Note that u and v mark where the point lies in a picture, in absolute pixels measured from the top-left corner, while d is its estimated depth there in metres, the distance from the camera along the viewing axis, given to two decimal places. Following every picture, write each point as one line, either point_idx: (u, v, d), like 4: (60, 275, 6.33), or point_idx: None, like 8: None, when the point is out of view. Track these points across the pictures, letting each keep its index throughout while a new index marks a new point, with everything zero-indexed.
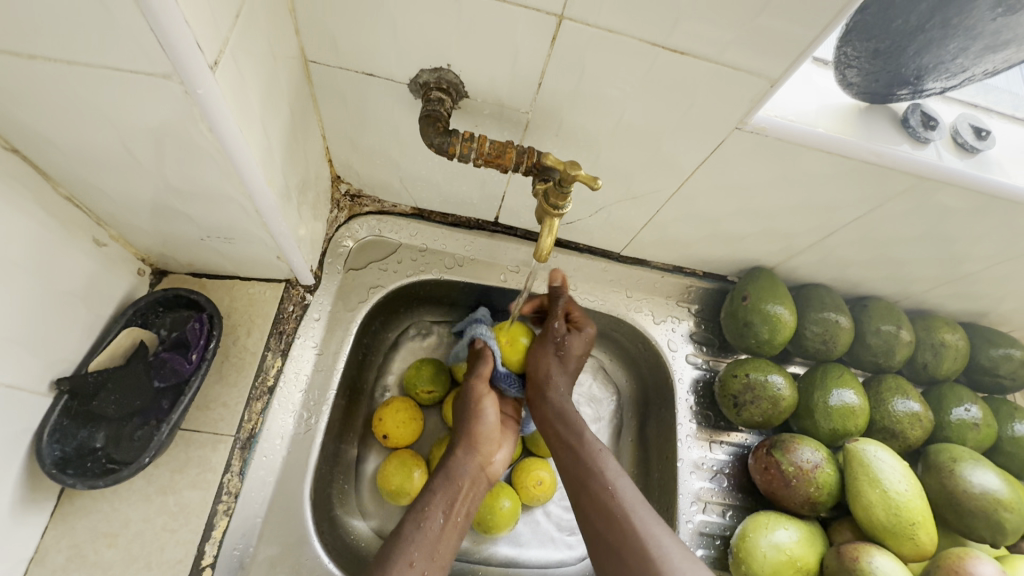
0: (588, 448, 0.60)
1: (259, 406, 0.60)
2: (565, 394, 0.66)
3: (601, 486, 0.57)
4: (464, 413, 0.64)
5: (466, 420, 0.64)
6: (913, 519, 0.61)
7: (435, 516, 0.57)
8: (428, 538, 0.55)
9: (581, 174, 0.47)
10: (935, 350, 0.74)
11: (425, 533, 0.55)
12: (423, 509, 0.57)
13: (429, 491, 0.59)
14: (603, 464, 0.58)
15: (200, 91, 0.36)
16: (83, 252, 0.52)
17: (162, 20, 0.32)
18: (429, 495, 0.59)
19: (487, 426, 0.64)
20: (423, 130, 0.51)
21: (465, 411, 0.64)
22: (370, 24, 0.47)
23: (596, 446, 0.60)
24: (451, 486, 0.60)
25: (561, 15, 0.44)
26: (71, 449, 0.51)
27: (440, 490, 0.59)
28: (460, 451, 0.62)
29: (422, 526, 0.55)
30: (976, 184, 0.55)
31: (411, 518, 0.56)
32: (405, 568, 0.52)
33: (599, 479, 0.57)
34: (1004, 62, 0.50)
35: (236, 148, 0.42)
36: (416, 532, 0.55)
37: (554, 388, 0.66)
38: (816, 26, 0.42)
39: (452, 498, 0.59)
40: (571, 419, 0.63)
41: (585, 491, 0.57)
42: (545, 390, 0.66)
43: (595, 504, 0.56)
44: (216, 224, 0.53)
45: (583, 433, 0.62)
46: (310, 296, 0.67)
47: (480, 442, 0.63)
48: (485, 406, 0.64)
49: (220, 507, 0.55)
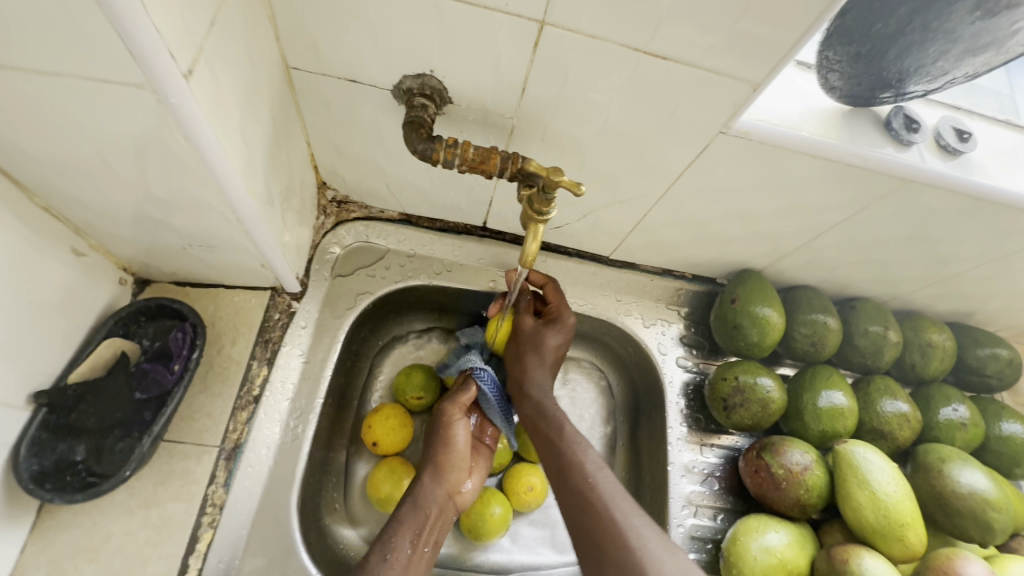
0: (568, 439, 0.57)
1: (245, 415, 0.59)
2: (546, 383, 0.62)
3: (582, 477, 0.53)
4: (435, 439, 0.63)
5: (436, 446, 0.62)
6: (902, 521, 0.61)
7: (403, 544, 0.55)
8: (394, 570, 0.53)
9: (564, 180, 0.47)
10: (922, 350, 0.75)
11: (393, 565, 0.53)
12: (389, 540, 0.55)
13: (395, 521, 0.57)
14: (586, 458, 0.55)
15: (173, 100, 0.36)
16: (61, 263, 0.51)
17: (131, 29, 0.31)
18: (395, 524, 0.57)
19: (460, 456, 0.62)
20: (407, 136, 0.51)
21: (435, 435, 0.63)
22: (351, 31, 0.47)
23: (574, 437, 0.57)
24: (419, 514, 0.58)
25: (543, 20, 0.44)
26: (49, 463, 0.50)
27: (406, 519, 0.57)
28: (426, 479, 0.61)
29: (388, 559, 0.53)
30: (959, 186, 0.56)
31: (378, 549, 0.54)
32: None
33: (580, 474, 0.53)
34: (984, 65, 0.50)
35: (214, 158, 0.42)
36: (382, 564, 0.53)
37: (536, 385, 0.62)
38: (795, 31, 0.42)
39: (419, 527, 0.57)
40: (549, 412, 0.60)
41: (566, 473, 0.54)
42: (524, 386, 0.63)
43: (574, 491, 0.52)
44: (197, 232, 0.52)
45: (563, 426, 0.58)
46: (296, 303, 0.66)
47: (451, 469, 0.61)
48: (457, 432, 0.62)
49: (204, 519, 0.55)
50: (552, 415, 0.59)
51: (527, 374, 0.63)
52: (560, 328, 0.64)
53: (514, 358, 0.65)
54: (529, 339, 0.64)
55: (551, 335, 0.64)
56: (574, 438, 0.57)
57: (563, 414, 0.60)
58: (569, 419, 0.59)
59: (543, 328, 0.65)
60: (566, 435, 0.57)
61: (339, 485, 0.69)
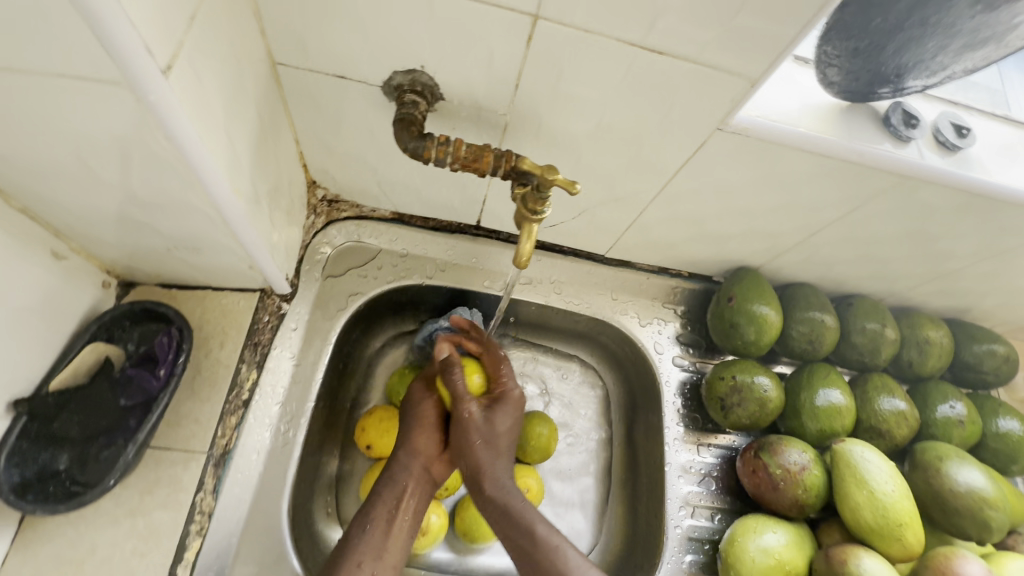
0: (540, 544, 0.52)
1: (234, 421, 0.58)
2: (507, 475, 0.58)
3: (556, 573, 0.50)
4: (405, 417, 0.62)
5: (407, 421, 0.61)
6: (900, 520, 0.60)
7: (381, 514, 0.54)
8: (374, 537, 0.53)
9: (559, 179, 0.46)
10: (920, 347, 0.74)
11: (372, 534, 0.53)
12: (366, 513, 0.54)
13: (374, 493, 0.56)
14: (564, 559, 0.51)
15: (152, 97, 0.35)
16: (41, 266, 0.50)
17: (104, 24, 0.30)
18: (374, 498, 0.56)
19: (424, 427, 0.60)
20: (397, 134, 0.49)
21: (404, 417, 0.62)
22: (338, 25, 0.46)
23: (546, 532, 0.53)
24: (395, 486, 0.57)
25: (536, 15, 0.43)
26: (32, 473, 0.49)
27: (384, 492, 0.56)
28: (400, 454, 0.59)
29: (367, 529, 0.53)
30: (957, 183, 0.55)
31: (355, 522, 0.54)
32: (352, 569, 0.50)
33: (557, 559, 0.51)
34: (983, 60, 0.50)
35: (197, 157, 0.40)
36: (361, 536, 0.52)
37: (495, 482, 0.57)
38: (795, 25, 0.41)
39: (397, 499, 0.56)
40: (514, 508, 0.55)
41: (538, 567, 0.51)
42: (481, 481, 0.57)
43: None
44: (182, 234, 0.51)
45: (532, 526, 0.54)
46: (287, 304, 0.65)
47: (423, 440, 0.59)
48: (428, 412, 0.61)
49: (193, 527, 0.53)
50: (513, 510, 0.55)
51: (483, 465, 0.57)
52: (507, 407, 0.60)
53: (464, 446, 0.58)
54: (480, 430, 0.58)
55: (502, 418, 0.59)
56: (552, 530, 0.53)
57: (532, 512, 0.55)
58: (536, 514, 0.55)
59: (494, 410, 0.59)
60: (538, 540, 0.53)
61: (332, 489, 0.68)
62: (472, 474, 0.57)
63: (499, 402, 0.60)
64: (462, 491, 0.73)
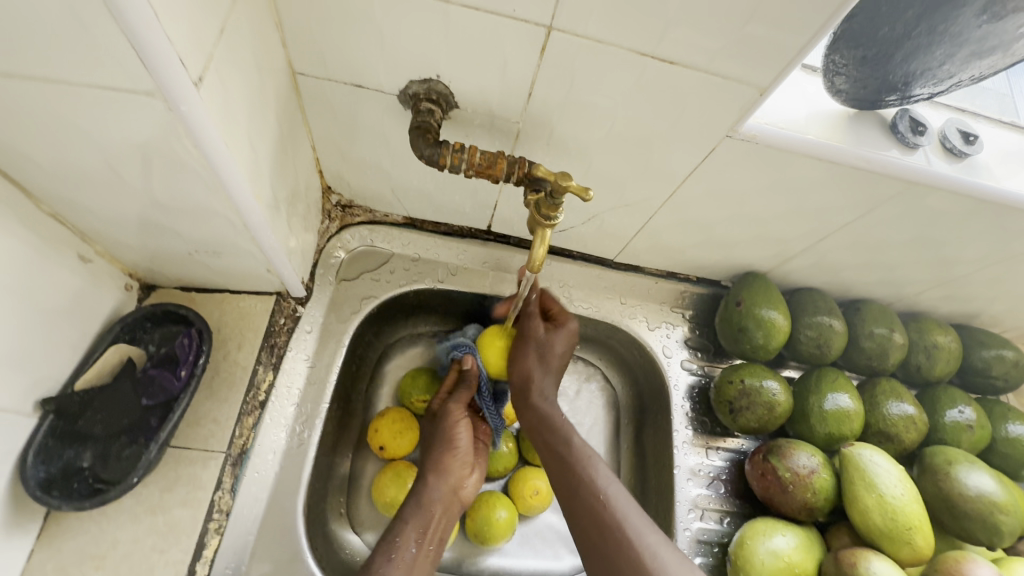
0: (576, 451, 0.59)
1: (251, 421, 0.59)
2: (551, 397, 0.64)
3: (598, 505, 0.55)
4: (437, 439, 0.64)
5: (435, 445, 0.63)
6: (910, 524, 0.61)
7: (408, 542, 0.55)
8: (400, 569, 0.52)
9: (572, 185, 0.47)
10: (928, 352, 0.75)
11: (397, 565, 0.53)
12: (393, 539, 0.55)
13: (399, 521, 0.57)
14: (613, 505, 0.54)
15: (184, 107, 0.36)
16: (68, 269, 0.51)
17: (143, 39, 0.31)
18: (400, 524, 0.56)
19: (456, 449, 0.63)
20: (414, 141, 0.51)
21: (436, 437, 0.64)
22: (358, 36, 0.47)
23: (584, 453, 0.59)
24: (423, 513, 0.58)
25: (550, 26, 0.44)
26: (56, 470, 0.50)
27: (411, 518, 0.57)
28: (428, 477, 0.61)
29: (393, 559, 0.53)
30: (964, 189, 0.56)
31: (382, 550, 0.54)
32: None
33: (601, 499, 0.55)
34: (989, 68, 0.50)
35: (222, 164, 0.42)
36: (388, 564, 0.52)
37: (541, 394, 0.63)
38: (804, 35, 0.42)
39: (425, 524, 0.57)
40: (556, 422, 0.62)
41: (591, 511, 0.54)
42: (527, 391, 0.63)
43: (590, 513, 0.55)
44: (204, 239, 0.52)
45: (570, 438, 0.61)
46: (302, 308, 0.66)
47: (455, 466, 0.62)
48: (461, 432, 0.64)
49: (211, 525, 0.54)
50: (571, 449, 0.60)
51: (530, 380, 0.63)
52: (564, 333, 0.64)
53: (518, 356, 0.64)
54: (538, 344, 0.63)
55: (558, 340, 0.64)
56: (595, 466, 0.58)
57: (569, 425, 0.62)
58: (574, 428, 0.62)
59: (552, 334, 0.64)
60: (580, 462, 0.58)
61: (344, 490, 0.69)
62: (522, 388, 0.64)
63: (559, 326, 0.65)
64: None
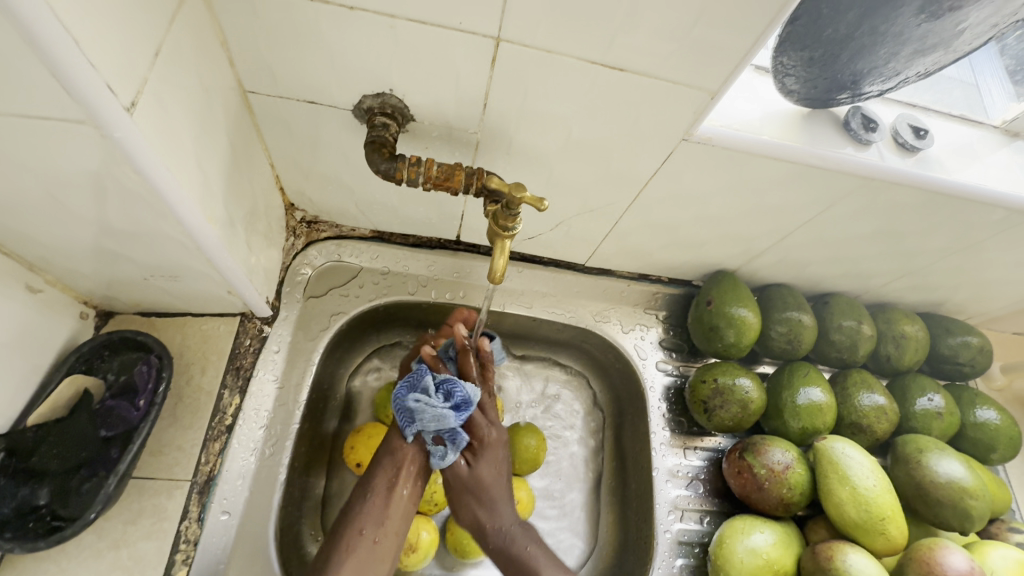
0: (522, 556, 0.58)
1: (218, 446, 0.58)
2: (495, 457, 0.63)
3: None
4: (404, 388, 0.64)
5: (405, 388, 0.63)
6: (883, 514, 0.61)
7: (381, 485, 0.59)
8: (375, 508, 0.57)
9: (527, 196, 0.47)
10: (896, 342, 0.76)
11: (373, 503, 0.58)
12: (368, 484, 0.59)
13: (374, 465, 0.60)
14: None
15: (117, 133, 0.35)
16: (17, 301, 0.50)
17: (67, 69, 0.31)
18: (375, 468, 0.60)
19: None
20: (369, 156, 0.51)
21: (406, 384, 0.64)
22: (306, 53, 0.46)
23: (519, 530, 0.60)
24: (396, 455, 0.60)
25: (498, 37, 0.44)
26: (10, 509, 0.49)
27: (384, 462, 0.60)
28: (400, 421, 0.61)
29: (369, 499, 0.58)
30: (919, 182, 0.57)
31: (358, 493, 0.59)
32: (355, 536, 0.55)
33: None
34: (934, 64, 0.51)
35: (166, 189, 0.41)
36: (364, 505, 0.57)
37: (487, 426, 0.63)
38: (746, 39, 0.42)
39: (397, 467, 0.60)
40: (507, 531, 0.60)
41: None
42: (470, 495, 0.61)
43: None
44: (159, 263, 0.51)
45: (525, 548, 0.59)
46: (268, 327, 0.65)
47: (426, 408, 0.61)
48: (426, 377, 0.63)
49: (178, 556, 0.53)
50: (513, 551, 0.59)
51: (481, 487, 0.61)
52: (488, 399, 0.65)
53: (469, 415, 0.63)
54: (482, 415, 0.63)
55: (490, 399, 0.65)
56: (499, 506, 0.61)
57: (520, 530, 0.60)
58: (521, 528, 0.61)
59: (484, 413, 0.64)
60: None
61: (320, 511, 0.68)
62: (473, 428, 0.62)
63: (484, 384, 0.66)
64: (450, 507, 0.73)
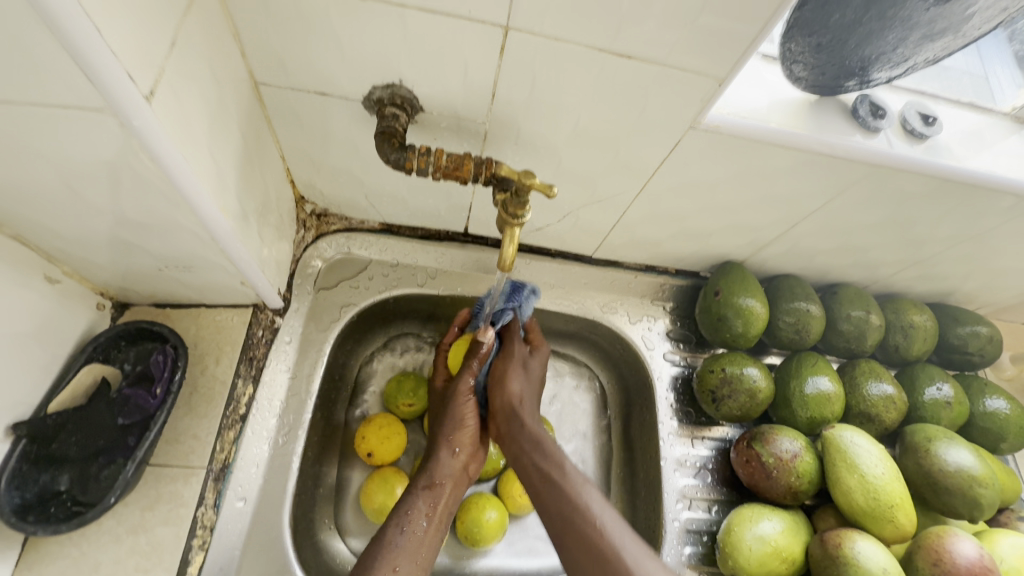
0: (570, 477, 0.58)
1: (232, 435, 0.59)
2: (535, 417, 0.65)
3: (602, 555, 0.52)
4: (441, 415, 0.65)
5: (445, 420, 0.65)
6: (892, 502, 0.61)
7: (418, 517, 0.58)
8: (410, 544, 0.56)
9: (536, 183, 0.48)
10: (905, 331, 0.76)
11: (409, 538, 0.56)
12: (405, 513, 0.58)
13: (410, 494, 0.60)
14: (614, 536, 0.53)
15: (135, 121, 0.36)
16: (36, 291, 0.50)
17: (87, 57, 0.31)
18: (412, 497, 0.60)
19: (465, 427, 0.65)
20: (379, 147, 0.51)
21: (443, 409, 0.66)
22: (316, 44, 0.47)
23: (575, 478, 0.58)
24: (434, 489, 0.61)
25: (506, 26, 0.44)
26: (32, 494, 0.50)
27: (423, 493, 0.60)
28: (440, 453, 0.63)
29: (405, 531, 0.56)
30: (928, 169, 0.57)
31: (394, 522, 0.57)
32: (388, 574, 0.52)
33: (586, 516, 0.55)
34: (943, 49, 0.51)
35: (183, 179, 0.42)
36: (399, 537, 0.56)
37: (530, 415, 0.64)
38: (755, 24, 0.42)
39: (434, 499, 0.60)
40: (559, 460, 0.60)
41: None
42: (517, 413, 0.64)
43: (576, 537, 0.54)
44: (174, 253, 0.52)
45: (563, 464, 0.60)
46: (280, 319, 0.66)
47: (464, 444, 0.64)
48: (469, 413, 0.65)
49: (195, 542, 0.54)
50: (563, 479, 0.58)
51: (523, 405, 0.65)
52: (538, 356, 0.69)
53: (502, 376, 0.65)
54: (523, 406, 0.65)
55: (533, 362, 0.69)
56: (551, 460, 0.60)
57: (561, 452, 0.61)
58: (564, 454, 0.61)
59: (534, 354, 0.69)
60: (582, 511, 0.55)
61: (332, 499, 0.68)
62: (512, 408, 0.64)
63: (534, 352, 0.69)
64: None
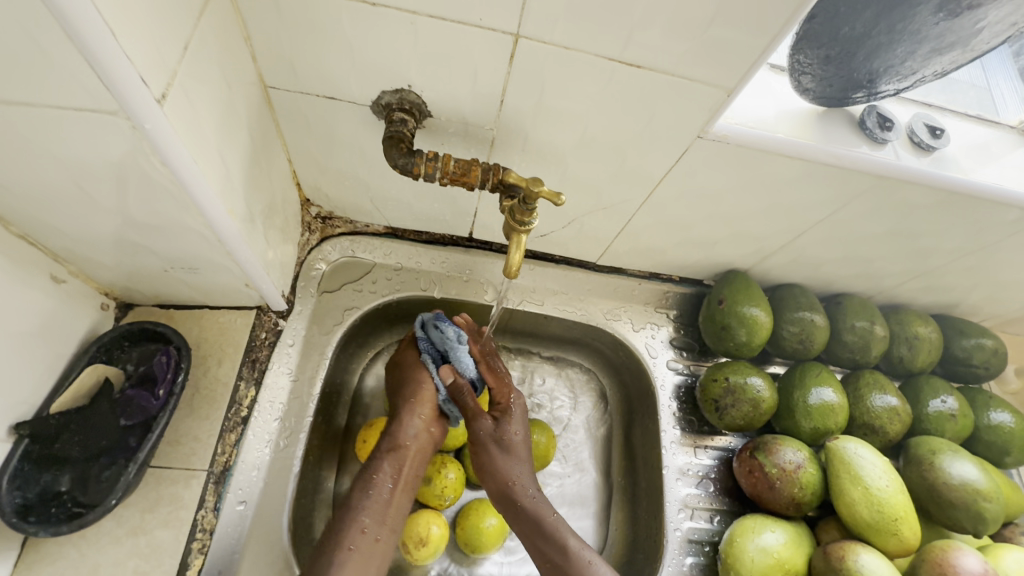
0: (575, 558, 0.57)
1: (233, 437, 0.59)
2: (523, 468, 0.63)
3: None
4: (405, 379, 0.64)
5: (405, 385, 0.64)
6: (896, 515, 0.61)
7: (384, 479, 0.57)
8: (376, 505, 0.56)
9: (544, 191, 0.48)
10: (909, 343, 0.75)
11: (374, 499, 0.56)
12: (371, 475, 0.57)
13: (376, 458, 0.59)
14: None
15: (148, 125, 0.36)
16: (41, 291, 0.50)
17: (104, 62, 0.32)
18: (377, 462, 0.59)
19: (421, 388, 0.63)
20: (387, 151, 0.51)
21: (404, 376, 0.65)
22: (328, 50, 0.47)
23: (576, 549, 0.58)
24: (398, 452, 0.60)
25: (517, 34, 0.44)
26: (34, 495, 0.50)
27: (386, 456, 0.59)
28: (403, 415, 0.61)
29: (370, 495, 0.56)
30: (935, 181, 0.57)
31: (359, 485, 0.57)
32: (358, 535, 0.53)
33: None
34: (951, 63, 0.51)
35: (192, 182, 0.42)
36: (365, 499, 0.56)
37: (524, 491, 0.62)
38: (765, 36, 0.42)
39: (400, 462, 0.59)
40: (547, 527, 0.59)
41: None
42: (510, 493, 0.62)
43: None
44: (179, 255, 0.52)
45: (565, 542, 0.58)
46: (283, 321, 0.66)
47: (425, 404, 0.62)
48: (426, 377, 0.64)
49: (195, 545, 0.54)
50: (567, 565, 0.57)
51: (512, 486, 0.62)
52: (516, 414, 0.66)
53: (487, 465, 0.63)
54: (495, 438, 0.64)
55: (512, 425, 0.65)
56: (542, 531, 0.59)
57: (562, 529, 0.59)
58: (568, 530, 0.59)
59: (504, 421, 0.65)
60: None
61: (331, 504, 0.68)
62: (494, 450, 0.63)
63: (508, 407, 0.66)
64: (460, 503, 0.73)
